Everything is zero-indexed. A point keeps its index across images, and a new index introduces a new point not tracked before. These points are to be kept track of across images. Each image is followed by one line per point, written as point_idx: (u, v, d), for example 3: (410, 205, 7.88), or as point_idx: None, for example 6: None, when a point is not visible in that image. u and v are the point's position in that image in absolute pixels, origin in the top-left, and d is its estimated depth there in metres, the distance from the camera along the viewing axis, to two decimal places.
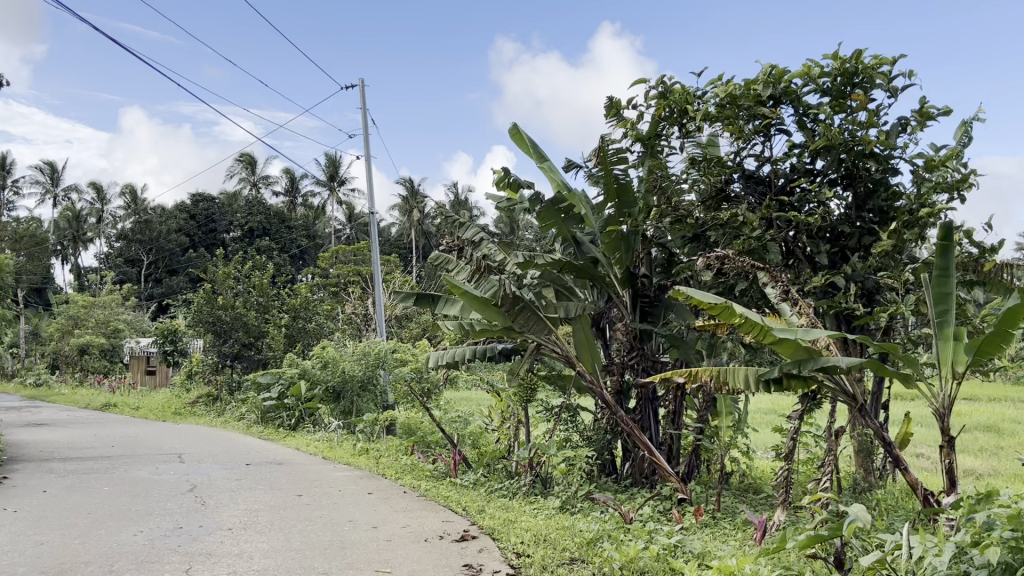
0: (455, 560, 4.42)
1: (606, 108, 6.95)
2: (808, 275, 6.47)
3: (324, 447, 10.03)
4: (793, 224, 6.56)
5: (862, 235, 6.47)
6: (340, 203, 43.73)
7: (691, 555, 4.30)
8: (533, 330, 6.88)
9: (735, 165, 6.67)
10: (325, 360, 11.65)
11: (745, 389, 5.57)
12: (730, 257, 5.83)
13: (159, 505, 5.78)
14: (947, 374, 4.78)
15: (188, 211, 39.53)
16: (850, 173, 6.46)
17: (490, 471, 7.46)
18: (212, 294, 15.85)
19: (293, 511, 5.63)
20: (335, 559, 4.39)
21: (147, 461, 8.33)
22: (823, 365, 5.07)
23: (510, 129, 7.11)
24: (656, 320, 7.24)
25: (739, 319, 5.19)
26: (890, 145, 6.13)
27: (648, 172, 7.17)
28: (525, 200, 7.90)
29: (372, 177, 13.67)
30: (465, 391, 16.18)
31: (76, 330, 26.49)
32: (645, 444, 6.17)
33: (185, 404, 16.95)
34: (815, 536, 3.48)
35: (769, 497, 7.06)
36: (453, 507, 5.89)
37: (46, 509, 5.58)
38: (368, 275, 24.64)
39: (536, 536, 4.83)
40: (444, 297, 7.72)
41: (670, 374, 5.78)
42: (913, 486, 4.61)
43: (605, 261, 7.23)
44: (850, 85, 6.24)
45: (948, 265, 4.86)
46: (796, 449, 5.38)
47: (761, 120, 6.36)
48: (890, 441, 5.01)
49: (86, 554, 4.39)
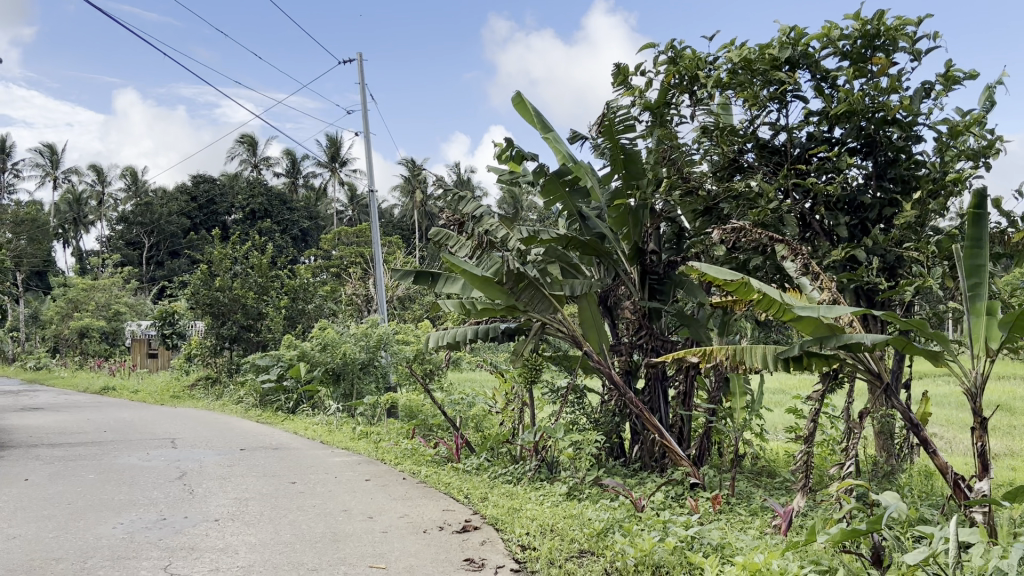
0: (456, 555, 4.11)
1: (613, 74, 6.58)
2: (826, 249, 6.09)
3: (323, 431, 9.75)
4: (810, 195, 6.19)
5: (883, 206, 6.14)
6: (343, 184, 43.26)
7: (710, 547, 3.97)
8: (538, 308, 6.55)
9: (749, 134, 6.30)
10: (324, 342, 11.31)
11: (763, 368, 5.23)
12: (747, 229, 5.42)
13: (145, 494, 5.50)
14: (979, 351, 4.43)
15: (189, 193, 39.10)
16: (870, 141, 6.10)
17: (494, 455, 7.10)
18: (211, 276, 15.55)
19: (284, 501, 5.34)
20: (326, 553, 4.08)
21: (138, 447, 8.04)
22: (846, 343, 4.74)
23: (513, 97, 6.72)
24: (665, 299, 6.87)
25: (757, 295, 4.92)
26: (913, 111, 5.78)
27: (657, 143, 6.80)
28: (528, 173, 7.50)
29: (372, 156, 13.28)
30: (468, 372, 15.86)
31: (76, 313, 26.25)
32: (656, 427, 5.84)
33: (184, 387, 16.67)
34: (849, 530, 3.19)
35: (786, 482, 6.76)
36: (454, 494, 5.60)
37: (23, 500, 5.29)
38: (371, 257, 24.29)
39: (542, 526, 4.52)
40: (445, 274, 7.35)
41: (683, 354, 5.41)
42: (943, 470, 4.35)
43: (612, 237, 6.88)
44: (870, 48, 5.88)
45: (982, 236, 4.50)
46: (816, 431, 5.08)
47: (777, 86, 5.99)
48: (918, 422, 4.69)
49: (58, 549, 4.08)
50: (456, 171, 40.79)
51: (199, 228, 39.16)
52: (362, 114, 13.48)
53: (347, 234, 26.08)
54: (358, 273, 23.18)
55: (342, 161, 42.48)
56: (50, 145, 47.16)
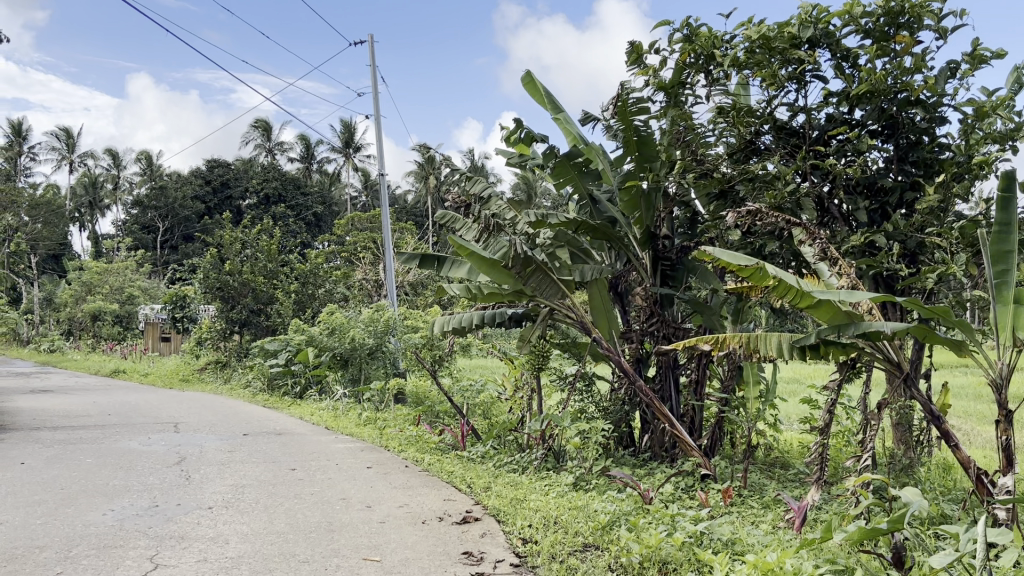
0: (455, 547, 3.94)
1: (627, 53, 6.36)
2: (844, 235, 5.86)
3: (329, 416, 9.63)
4: (829, 178, 5.96)
5: (904, 191, 5.92)
6: (357, 169, 43.09)
7: (720, 543, 3.80)
8: (546, 293, 6.37)
9: (766, 115, 6.06)
10: (332, 327, 11.11)
11: (778, 357, 5.05)
12: (763, 212, 5.19)
13: (140, 480, 5.38)
14: (1006, 342, 4.18)
15: (204, 177, 39.00)
16: (892, 122, 5.86)
17: (500, 443, 6.93)
18: (220, 260, 15.44)
19: (281, 488, 5.20)
20: (319, 545, 3.92)
21: (140, 431, 7.92)
22: (865, 331, 4.54)
23: (522, 76, 6.50)
24: (677, 284, 6.72)
25: (773, 281, 4.73)
26: (938, 92, 5.53)
27: (670, 124, 6.57)
28: (537, 156, 7.28)
29: (382, 140, 13.09)
30: (479, 359, 15.70)
31: (89, 296, 26.28)
32: (665, 417, 5.67)
33: (194, 370, 16.62)
34: (869, 528, 3.02)
35: (799, 474, 6.57)
36: (457, 483, 5.44)
37: (16, 484, 5.18)
38: (382, 242, 24.13)
39: (546, 518, 4.35)
40: (451, 258, 7.17)
41: (694, 341, 5.22)
42: (965, 465, 4.15)
43: (623, 221, 6.67)
44: (894, 25, 5.64)
45: (1010, 221, 4.28)
46: (832, 423, 4.88)
47: (796, 66, 5.75)
48: (940, 414, 4.49)
49: (44, 537, 3.95)
50: (470, 156, 40.54)
51: (213, 212, 39.20)
52: (374, 97, 13.28)
53: (361, 219, 26.00)
54: (370, 258, 23.02)
55: (356, 146, 42.29)
56: (67, 129, 47.33)
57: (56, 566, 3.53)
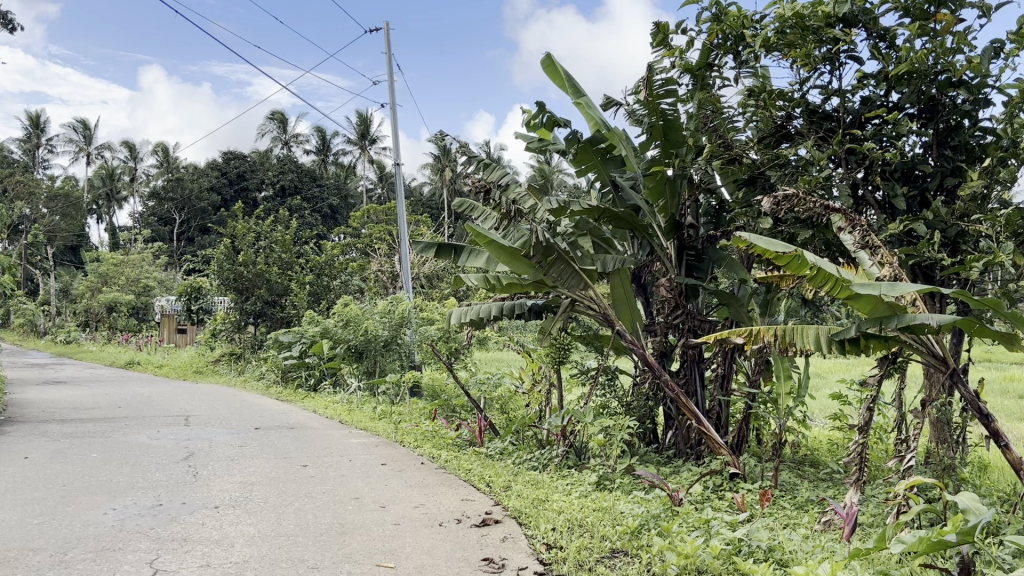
0: (473, 553, 3.70)
1: (652, 33, 6.06)
2: (882, 222, 5.54)
3: (343, 410, 9.41)
4: (865, 163, 5.60)
5: (945, 176, 5.56)
6: (373, 161, 42.88)
7: (760, 551, 3.52)
8: (567, 283, 6.05)
9: (798, 98, 5.71)
10: (346, 318, 10.87)
11: (816, 350, 4.76)
12: (800, 198, 4.87)
13: (146, 476, 5.18)
14: None
15: (221, 168, 38.63)
16: (931, 106, 5.49)
17: (519, 439, 6.66)
18: (234, 251, 15.27)
19: (291, 486, 4.99)
20: (329, 549, 3.69)
21: (149, 424, 7.74)
22: (909, 325, 4.24)
23: (543, 58, 6.22)
24: (703, 276, 6.37)
25: (811, 270, 4.43)
26: (982, 72, 5.16)
27: (698, 107, 6.21)
28: (558, 141, 7.01)
29: (398, 129, 12.83)
30: (496, 352, 15.45)
31: (105, 287, 26.22)
32: (692, 413, 5.40)
33: (208, 361, 16.47)
34: (935, 541, 2.77)
35: (832, 472, 6.27)
36: (475, 482, 5.20)
37: (17, 480, 4.99)
38: (398, 234, 23.91)
39: (570, 520, 4.10)
40: (467, 247, 6.91)
41: (726, 334, 4.96)
42: (1018, 467, 3.89)
43: (647, 209, 6.40)
44: (934, 4, 5.32)
45: None
46: (872, 421, 4.59)
47: (831, 46, 5.39)
48: (988, 411, 4.21)
49: (40, 539, 3.73)
50: (487, 147, 40.28)
51: (229, 204, 39.14)
52: (392, 87, 13.03)
53: (376, 212, 25.86)
54: (385, 249, 22.78)
55: (372, 138, 41.98)
56: (85, 121, 47.42)
57: (47, 571, 3.30)
